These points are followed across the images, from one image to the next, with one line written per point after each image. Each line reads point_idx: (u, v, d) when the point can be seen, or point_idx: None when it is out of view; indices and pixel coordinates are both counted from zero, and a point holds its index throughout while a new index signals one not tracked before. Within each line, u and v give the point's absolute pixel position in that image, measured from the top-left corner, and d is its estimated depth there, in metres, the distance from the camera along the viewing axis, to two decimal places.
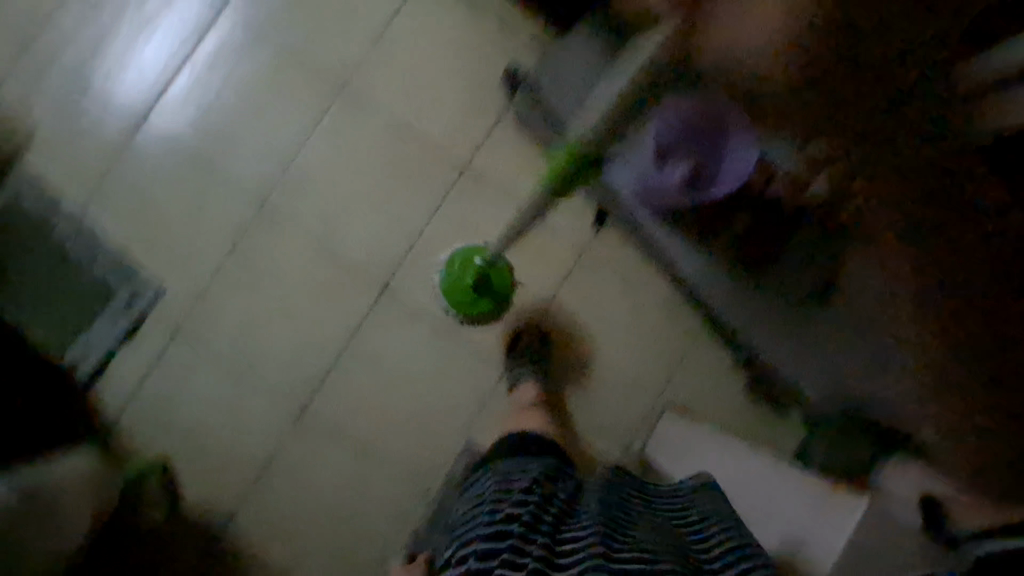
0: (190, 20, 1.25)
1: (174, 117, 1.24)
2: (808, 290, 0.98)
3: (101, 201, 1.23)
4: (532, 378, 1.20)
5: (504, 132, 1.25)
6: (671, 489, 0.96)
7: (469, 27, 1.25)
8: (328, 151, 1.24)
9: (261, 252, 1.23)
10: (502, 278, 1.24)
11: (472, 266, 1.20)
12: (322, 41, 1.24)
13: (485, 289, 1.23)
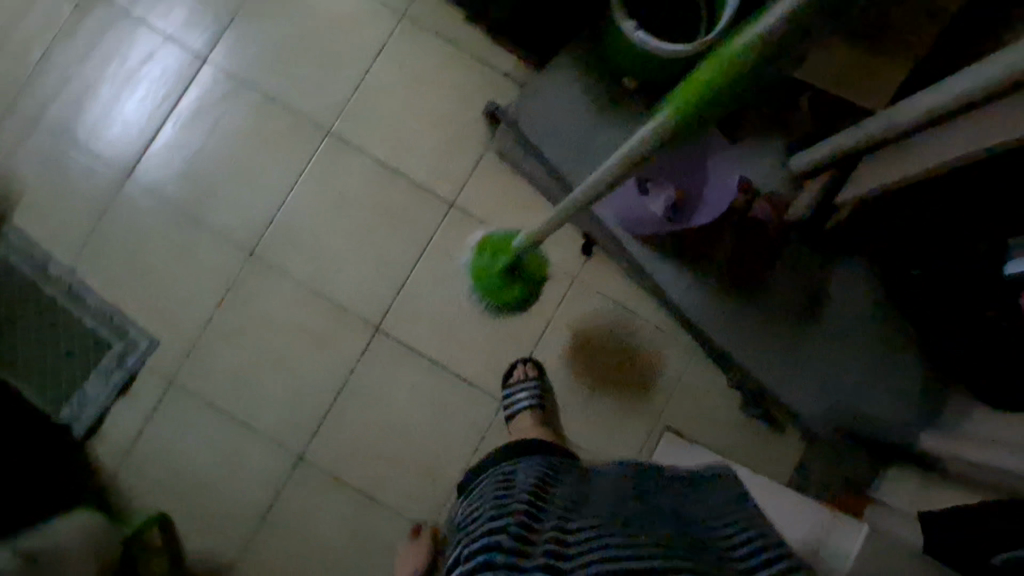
0: (173, 73, 1.26)
1: (159, 168, 1.24)
2: (763, 307, 1.21)
3: (89, 256, 1.22)
4: (530, 403, 1.19)
5: (489, 167, 1.27)
6: (685, 471, 0.92)
7: (449, 68, 1.28)
8: (315, 195, 1.24)
9: (254, 298, 1.23)
10: (535, 263, 1.25)
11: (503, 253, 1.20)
12: (305, 88, 1.26)
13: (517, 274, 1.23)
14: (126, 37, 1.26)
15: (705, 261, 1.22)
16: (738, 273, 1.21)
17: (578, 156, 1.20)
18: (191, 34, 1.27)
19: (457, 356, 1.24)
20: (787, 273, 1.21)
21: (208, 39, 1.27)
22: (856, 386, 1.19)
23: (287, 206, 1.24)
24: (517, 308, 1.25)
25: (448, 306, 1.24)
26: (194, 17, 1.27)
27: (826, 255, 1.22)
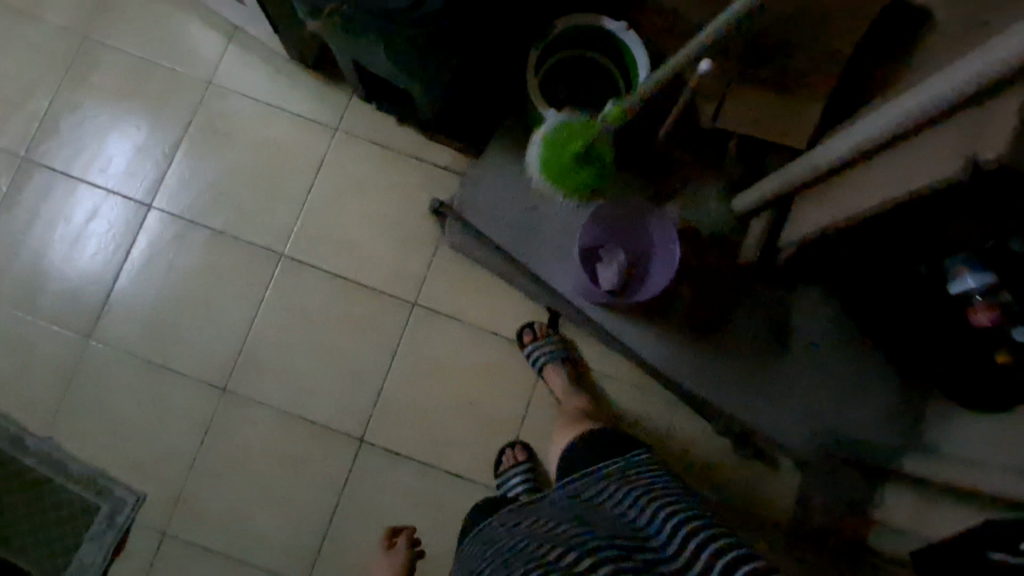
0: (119, 224, 1.27)
1: (120, 320, 1.24)
2: (740, 347, 1.24)
3: (63, 419, 1.21)
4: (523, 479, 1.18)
5: (444, 258, 1.29)
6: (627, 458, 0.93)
7: (389, 170, 1.31)
8: (278, 318, 1.25)
9: (234, 432, 1.22)
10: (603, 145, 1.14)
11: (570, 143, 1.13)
12: (251, 216, 1.28)
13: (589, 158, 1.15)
14: (68, 196, 1.27)
15: (666, 315, 1.24)
16: (701, 323, 1.24)
17: (521, 236, 1.25)
18: (132, 182, 1.28)
19: (446, 452, 1.24)
20: (748, 313, 1.24)
21: (149, 184, 1.28)
22: (835, 411, 1.22)
23: (252, 336, 1.25)
24: (496, 394, 1.26)
25: (428, 405, 1.25)
26: (133, 165, 1.28)
27: (785, 288, 1.24)
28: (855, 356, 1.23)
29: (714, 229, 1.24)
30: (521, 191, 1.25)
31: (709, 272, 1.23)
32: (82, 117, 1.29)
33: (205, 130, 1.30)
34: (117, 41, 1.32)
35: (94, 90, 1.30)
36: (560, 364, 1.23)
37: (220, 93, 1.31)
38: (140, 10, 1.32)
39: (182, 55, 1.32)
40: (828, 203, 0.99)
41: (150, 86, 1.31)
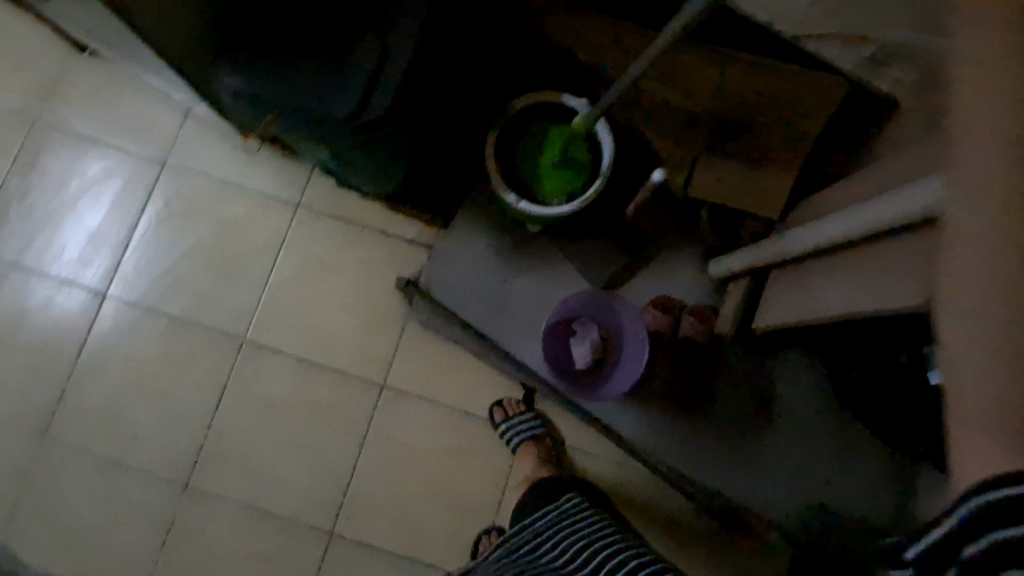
0: (73, 315, 1.22)
1: (75, 416, 1.19)
2: (722, 422, 1.19)
3: (19, 524, 1.16)
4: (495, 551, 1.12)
5: (412, 337, 1.23)
6: (570, 505, 1.03)
7: (352, 246, 1.25)
8: (243, 408, 1.20)
9: (199, 530, 1.17)
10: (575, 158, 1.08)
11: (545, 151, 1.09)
12: (209, 300, 1.23)
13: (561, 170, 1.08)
14: (20, 287, 1.22)
15: (646, 389, 1.20)
16: (681, 397, 1.20)
17: (490, 313, 1.21)
18: (86, 270, 1.23)
19: (420, 542, 1.19)
20: (730, 386, 1.20)
21: (104, 272, 1.23)
22: (825, 484, 1.18)
23: (215, 428, 1.20)
24: (472, 479, 1.21)
25: (401, 493, 1.20)
26: (87, 252, 1.24)
27: (767, 357, 1.20)
28: (843, 426, 1.18)
29: (690, 299, 1.20)
30: (490, 266, 1.21)
31: (687, 345, 1.19)
32: (32, 204, 1.24)
33: (160, 211, 1.25)
34: (67, 122, 1.26)
35: (44, 175, 1.25)
36: (535, 440, 1.18)
37: (175, 172, 1.26)
38: (90, 87, 1.27)
39: (135, 133, 1.26)
40: (800, 286, 0.96)
41: (102, 167, 1.25)
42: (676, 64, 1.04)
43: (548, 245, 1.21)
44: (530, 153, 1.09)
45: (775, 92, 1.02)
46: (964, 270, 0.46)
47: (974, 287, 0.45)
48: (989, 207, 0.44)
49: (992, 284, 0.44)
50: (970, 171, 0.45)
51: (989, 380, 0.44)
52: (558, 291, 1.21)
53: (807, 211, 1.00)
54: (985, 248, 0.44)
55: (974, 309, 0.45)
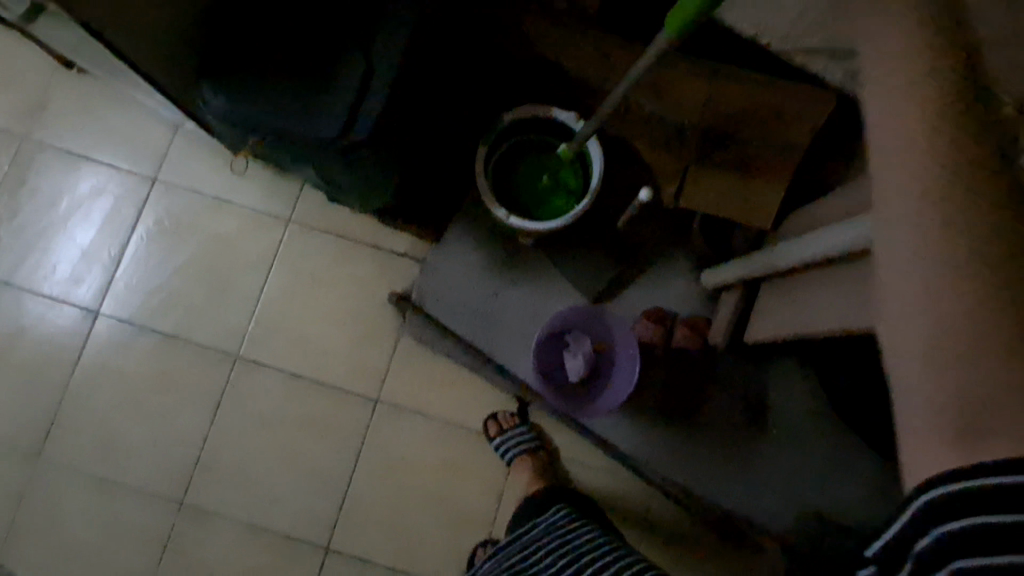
0: (66, 333, 1.22)
1: (69, 435, 1.19)
2: (718, 433, 1.19)
3: (15, 544, 1.16)
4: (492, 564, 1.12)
5: (406, 351, 1.23)
6: (553, 515, 1.04)
7: (344, 260, 1.25)
8: (237, 424, 1.20)
9: (195, 547, 1.17)
10: (569, 181, 1.10)
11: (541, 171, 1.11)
12: (202, 316, 1.23)
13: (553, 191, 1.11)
14: (11, 306, 1.22)
15: (640, 400, 1.19)
16: (675, 407, 1.20)
17: (483, 326, 1.21)
18: (79, 289, 1.23)
19: (416, 555, 1.19)
20: (724, 396, 1.20)
21: (96, 290, 1.23)
22: (819, 491, 1.18)
23: (210, 444, 1.20)
24: (467, 491, 1.21)
25: (396, 506, 1.20)
26: (79, 271, 1.23)
27: (761, 366, 1.20)
28: (836, 434, 1.19)
29: (684, 309, 1.20)
30: (482, 279, 1.21)
31: (681, 356, 1.19)
32: (22, 224, 1.24)
33: (151, 228, 1.25)
34: (56, 140, 1.26)
35: (34, 194, 1.25)
36: (530, 454, 1.18)
37: (165, 189, 1.25)
38: (79, 105, 1.26)
39: (125, 151, 1.26)
40: (792, 300, 0.96)
41: (92, 185, 1.25)
42: (664, 78, 1.07)
43: (540, 257, 1.21)
44: (529, 172, 1.12)
45: (760, 105, 1.05)
46: (893, 278, 0.44)
47: (904, 294, 0.43)
48: (916, 214, 0.42)
49: (924, 291, 0.42)
50: (898, 180, 0.44)
51: (927, 386, 0.42)
52: (550, 303, 1.21)
53: (797, 225, 1.00)
54: (912, 254, 0.42)
55: (904, 315, 0.43)
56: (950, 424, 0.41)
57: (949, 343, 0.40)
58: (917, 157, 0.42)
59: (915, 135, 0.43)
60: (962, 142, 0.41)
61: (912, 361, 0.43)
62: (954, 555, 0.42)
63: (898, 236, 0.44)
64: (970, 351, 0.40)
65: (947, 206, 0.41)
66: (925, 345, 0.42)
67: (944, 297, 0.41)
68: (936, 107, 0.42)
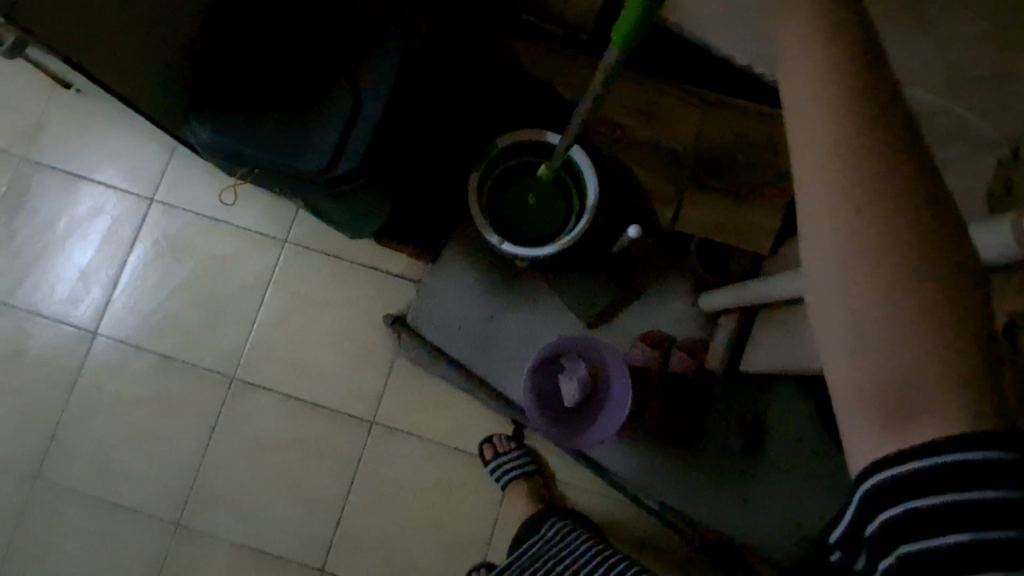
0: (65, 354, 1.22)
1: (67, 455, 1.20)
2: (716, 458, 1.18)
3: (15, 565, 1.17)
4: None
5: (401, 374, 1.23)
6: (551, 528, 1.06)
7: (339, 281, 1.24)
8: (234, 444, 1.21)
9: (190, 570, 1.17)
10: (555, 205, 1.10)
11: (528, 195, 1.11)
12: (199, 337, 1.23)
13: (538, 216, 1.11)
14: (8, 327, 1.23)
15: (637, 423, 1.18)
16: (672, 432, 1.18)
17: (478, 348, 1.20)
18: (77, 309, 1.24)
19: None
20: (722, 420, 1.18)
21: (93, 311, 1.24)
22: (818, 516, 1.16)
23: (206, 464, 1.20)
24: (462, 513, 1.21)
25: (390, 530, 1.19)
26: (78, 291, 1.24)
27: (759, 391, 1.19)
28: (833, 461, 1.17)
29: (679, 333, 1.19)
30: (478, 303, 1.20)
31: (677, 380, 1.18)
32: (20, 245, 1.25)
33: (148, 249, 1.25)
34: (53, 161, 1.26)
35: (32, 215, 1.25)
36: (525, 478, 1.17)
37: (162, 210, 1.25)
38: (76, 127, 1.27)
39: (121, 171, 1.26)
40: (785, 329, 0.95)
41: (89, 207, 1.26)
42: (649, 98, 1.10)
43: (535, 276, 1.20)
44: (515, 196, 1.11)
45: (748, 130, 1.08)
46: (816, 274, 0.40)
47: (827, 287, 0.40)
48: (840, 225, 0.38)
49: (852, 280, 0.38)
50: (809, 173, 0.40)
51: (868, 400, 0.39)
52: (545, 328, 1.20)
53: (794, 251, 0.98)
54: (835, 250, 0.39)
55: (832, 314, 0.39)
56: (886, 415, 0.38)
57: (893, 360, 0.37)
58: (849, 189, 0.38)
59: (847, 156, 0.38)
60: (877, 130, 0.38)
61: (845, 366, 0.39)
62: (904, 538, 0.40)
63: (813, 230, 0.40)
64: (907, 344, 0.37)
65: (871, 209, 0.37)
66: (855, 351, 0.39)
67: (877, 306, 0.37)
68: (857, 128, 0.38)
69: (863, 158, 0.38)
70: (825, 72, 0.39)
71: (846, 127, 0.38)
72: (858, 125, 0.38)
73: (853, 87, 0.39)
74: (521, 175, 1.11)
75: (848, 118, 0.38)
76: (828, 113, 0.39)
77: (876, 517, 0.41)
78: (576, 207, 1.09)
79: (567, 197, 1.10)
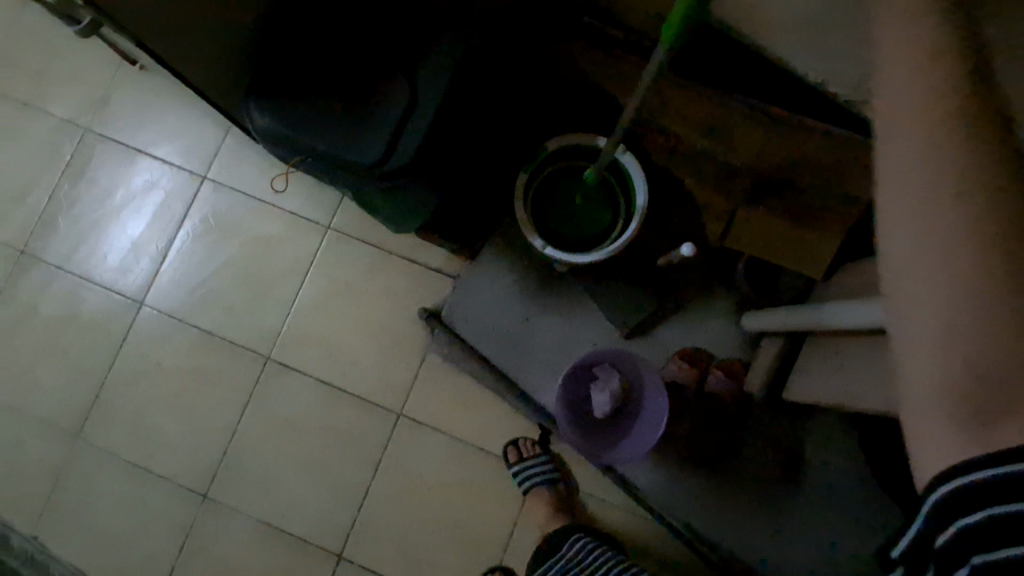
0: (112, 321, 1.26)
1: (108, 419, 1.24)
2: (750, 485, 1.14)
3: (53, 518, 1.22)
4: None
5: (431, 369, 1.23)
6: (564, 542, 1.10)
7: (378, 271, 1.25)
8: (264, 424, 1.23)
9: (213, 543, 1.20)
10: (599, 210, 1.08)
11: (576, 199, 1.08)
12: (238, 317, 1.25)
13: (581, 221, 1.08)
14: (63, 291, 1.27)
15: (670, 440, 1.15)
16: (704, 453, 1.15)
17: (511, 350, 1.18)
18: (126, 278, 1.27)
19: (427, 575, 1.18)
20: (758, 446, 1.14)
21: (141, 282, 1.27)
22: (849, 558, 1.10)
23: (236, 441, 1.22)
24: (481, 515, 1.20)
25: (409, 523, 1.20)
26: (127, 261, 1.28)
27: (799, 420, 1.14)
28: (871, 502, 1.11)
29: (720, 351, 1.16)
30: (515, 304, 1.19)
31: (713, 399, 1.14)
32: (78, 213, 1.29)
33: (197, 226, 1.27)
34: (114, 134, 1.30)
35: (90, 185, 1.29)
36: (549, 486, 1.16)
37: (212, 188, 1.28)
38: (139, 101, 1.30)
39: (178, 147, 1.29)
40: (835, 361, 0.91)
41: (144, 180, 1.29)
42: (709, 107, 1.05)
43: (570, 282, 1.18)
44: (560, 199, 1.09)
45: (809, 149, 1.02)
46: (899, 279, 0.40)
47: (909, 292, 0.39)
48: (924, 245, 0.38)
49: (936, 287, 0.37)
50: (892, 182, 0.40)
51: (941, 418, 0.39)
52: (581, 333, 1.18)
53: (848, 278, 0.94)
54: (919, 272, 0.38)
55: (913, 334, 0.39)
56: (966, 421, 0.37)
57: (976, 378, 0.37)
58: (928, 211, 0.37)
59: (937, 177, 0.37)
60: (967, 147, 0.36)
61: (922, 383, 0.39)
62: (971, 550, 0.37)
63: (894, 241, 0.40)
64: (988, 360, 0.36)
65: (955, 228, 0.36)
66: (934, 369, 0.38)
67: (960, 325, 0.37)
68: (952, 145, 0.37)
69: (955, 175, 0.36)
70: (921, 96, 0.37)
71: (939, 131, 0.37)
72: (944, 143, 0.37)
73: (948, 103, 0.37)
74: (566, 178, 1.09)
75: (939, 131, 0.37)
76: (916, 122, 0.38)
77: (946, 526, 0.39)
78: (622, 214, 1.07)
79: (614, 202, 1.08)
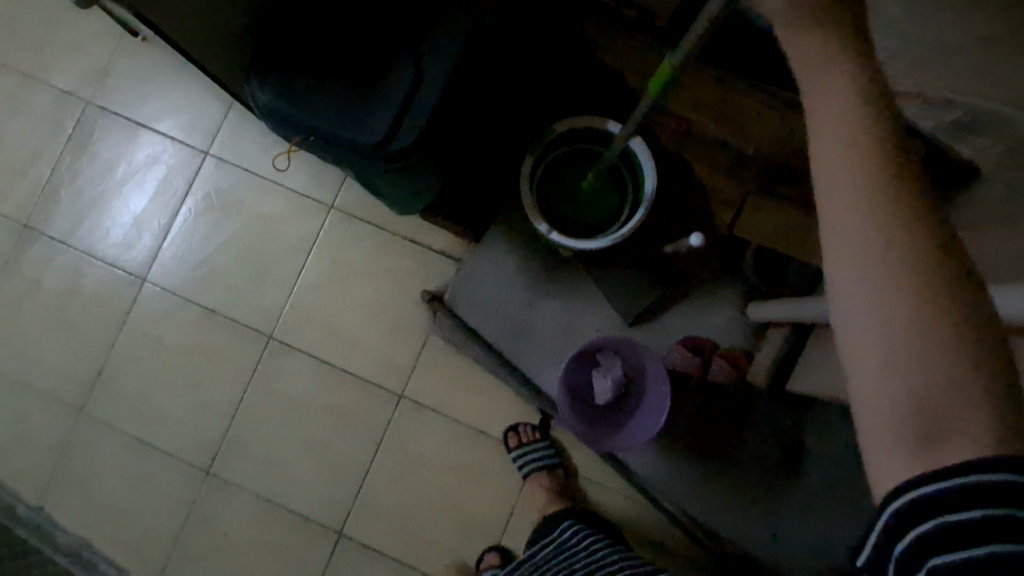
0: (115, 297, 1.26)
1: (111, 393, 1.24)
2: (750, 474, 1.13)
3: (58, 490, 1.23)
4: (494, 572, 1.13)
5: (433, 351, 1.22)
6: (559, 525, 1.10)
7: (380, 251, 1.24)
8: (265, 402, 1.23)
9: (216, 517, 1.22)
10: (605, 196, 1.06)
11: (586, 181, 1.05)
12: (240, 294, 1.25)
13: (588, 207, 1.07)
14: (66, 266, 1.27)
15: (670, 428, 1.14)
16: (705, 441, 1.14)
17: (514, 332, 1.17)
18: (129, 254, 1.27)
19: (427, 554, 1.20)
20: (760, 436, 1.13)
21: (144, 258, 1.27)
22: None
23: (238, 418, 1.23)
24: (481, 495, 1.20)
25: (409, 502, 1.20)
26: (130, 237, 1.27)
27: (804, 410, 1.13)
28: None
29: (724, 340, 1.15)
30: (519, 288, 1.16)
31: (716, 388, 1.13)
32: (81, 187, 1.28)
33: (199, 202, 1.26)
34: (116, 107, 1.28)
35: (93, 159, 1.28)
36: (548, 470, 1.17)
37: (215, 164, 1.26)
38: (140, 74, 1.28)
39: (180, 122, 1.27)
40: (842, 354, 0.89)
41: (147, 155, 1.27)
42: (717, 95, 1.05)
43: (577, 267, 1.16)
44: (566, 185, 1.07)
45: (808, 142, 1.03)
46: (843, 287, 0.41)
47: (855, 297, 0.40)
48: (876, 263, 0.39)
49: (879, 290, 0.39)
50: (834, 205, 0.41)
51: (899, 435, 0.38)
52: (583, 319, 1.16)
53: None
54: (868, 289, 0.39)
55: (866, 350, 0.39)
56: (923, 425, 0.37)
57: (927, 394, 0.37)
58: (872, 233, 0.39)
59: (881, 200, 0.39)
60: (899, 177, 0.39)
61: (876, 399, 0.39)
62: (937, 553, 0.35)
63: (842, 260, 0.41)
64: (936, 376, 0.37)
65: (900, 247, 0.38)
66: (887, 383, 0.38)
67: (912, 339, 0.37)
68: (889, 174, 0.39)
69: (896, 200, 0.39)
70: (851, 114, 0.41)
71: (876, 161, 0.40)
72: (879, 171, 0.39)
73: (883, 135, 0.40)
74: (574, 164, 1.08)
75: (870, 143, 0.40)
76: (845, 140, 0.41)
77: (906, 536, 0.37)
78: (629, 201, 1.05)
79: (621, 189, 1.06)
